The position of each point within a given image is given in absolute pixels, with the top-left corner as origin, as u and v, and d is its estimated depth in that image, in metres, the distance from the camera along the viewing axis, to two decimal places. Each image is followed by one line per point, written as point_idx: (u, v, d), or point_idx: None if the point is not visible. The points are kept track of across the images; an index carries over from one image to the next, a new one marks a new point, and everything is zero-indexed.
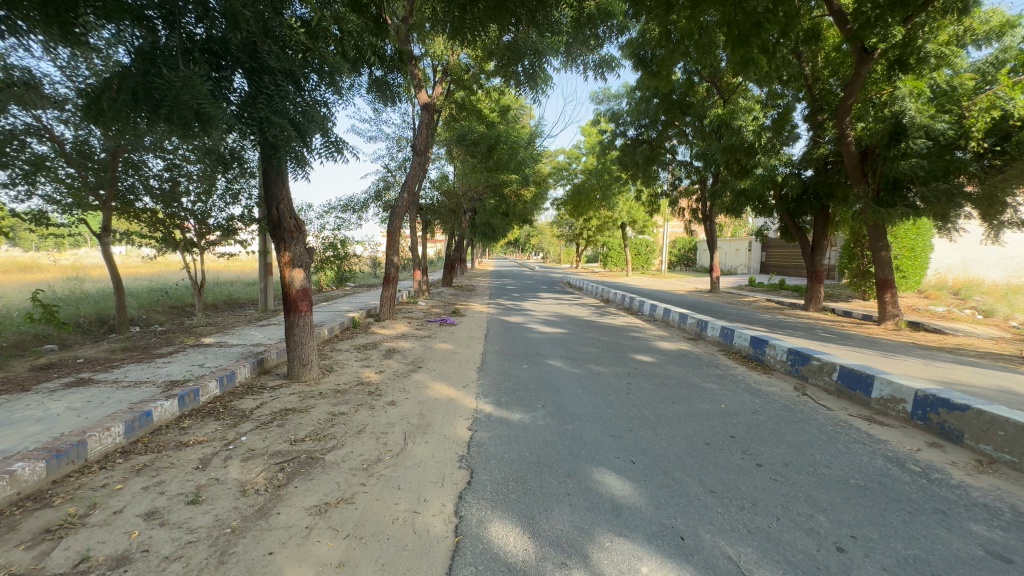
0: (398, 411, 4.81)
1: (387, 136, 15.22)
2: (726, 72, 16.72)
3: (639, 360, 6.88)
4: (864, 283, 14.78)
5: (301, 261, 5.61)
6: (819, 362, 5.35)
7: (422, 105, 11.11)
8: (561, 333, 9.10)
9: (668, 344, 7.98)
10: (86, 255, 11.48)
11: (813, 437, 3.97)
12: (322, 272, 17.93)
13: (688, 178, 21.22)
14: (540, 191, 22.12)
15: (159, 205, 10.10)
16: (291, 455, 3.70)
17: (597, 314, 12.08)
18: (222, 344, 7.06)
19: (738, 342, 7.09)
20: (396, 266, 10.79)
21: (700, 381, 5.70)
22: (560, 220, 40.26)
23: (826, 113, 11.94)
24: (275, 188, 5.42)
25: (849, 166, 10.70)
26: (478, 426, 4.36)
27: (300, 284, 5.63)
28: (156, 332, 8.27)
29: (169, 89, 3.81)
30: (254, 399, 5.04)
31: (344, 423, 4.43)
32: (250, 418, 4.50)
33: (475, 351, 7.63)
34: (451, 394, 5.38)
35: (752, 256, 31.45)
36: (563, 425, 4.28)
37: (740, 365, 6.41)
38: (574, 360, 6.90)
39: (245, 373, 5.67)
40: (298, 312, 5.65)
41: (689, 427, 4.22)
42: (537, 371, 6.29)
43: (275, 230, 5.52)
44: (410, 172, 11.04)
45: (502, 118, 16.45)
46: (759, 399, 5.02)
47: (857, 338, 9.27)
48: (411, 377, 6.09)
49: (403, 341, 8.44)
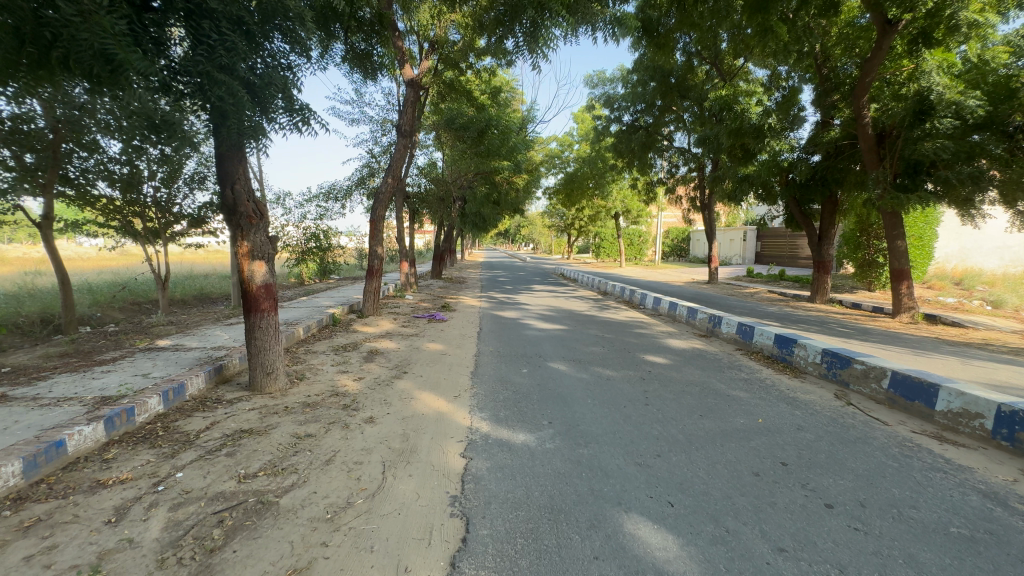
0: (377, 431, 4.02)
1: (370, 119, 14.25)
2: (727, 53, 16.03)
3: (651, 362, 6.16)
4: (871, 273, 14.24)
5: (262, 252, 4.76)
6: (864, 367, 4.66)
7: (407, 81, 10.16)
8: (561, 331, 8.36)
9: (678, 342, 7.25)
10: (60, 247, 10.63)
11: (881, 464, 3.27)
12: (304, 264, 16.98)
13: (685, 165, 20.54)
14: (532, 178, 21.25)
15: (119, 192, 9.22)
16: (235, 501, 2.90)
17: (597, 308, 11.35)
18: (178, 348, 6.19)
19: (759, 341, 6.40)
20: (381, 257, 9.91)
21: (726, 388, 4.99)
22: (552, 210, 39.47)
23: (836, 95, 11.41)
24: (228, 165, 4.56)
25: (864, 150, 10.06)
26: (474, 452, 3.59)
27: (261, 279, 4.79)
28: (107, 333, 7.36)
29: (65, 26, 2.92)
30: (203, 418, 4.21)
31: (310, 450, 3.63)
32: (195, 445, 3.68)
33: (467, 353, 6.84)
34: (441, 406, 4.60)
35: (747, 245, 31.02)
36: (577, 450, 3.52)
37: (766, 367, 5.72)
38: (579, 362, 6.16)
39: (197, 384, 4.83)
40: (260, 312, 4.82)
41: (729, 450, 3.51)
42: (538, 376, 5.55)
43: (230, 216, 4.67)
44: (394, 154, 10.12)
45: (493, 101, 15.56)
46: (800, 411, 4.31)
47: (877, 333, 8.64)
48: (395, 385, 5.30)
49: (387, 341, 7.63)
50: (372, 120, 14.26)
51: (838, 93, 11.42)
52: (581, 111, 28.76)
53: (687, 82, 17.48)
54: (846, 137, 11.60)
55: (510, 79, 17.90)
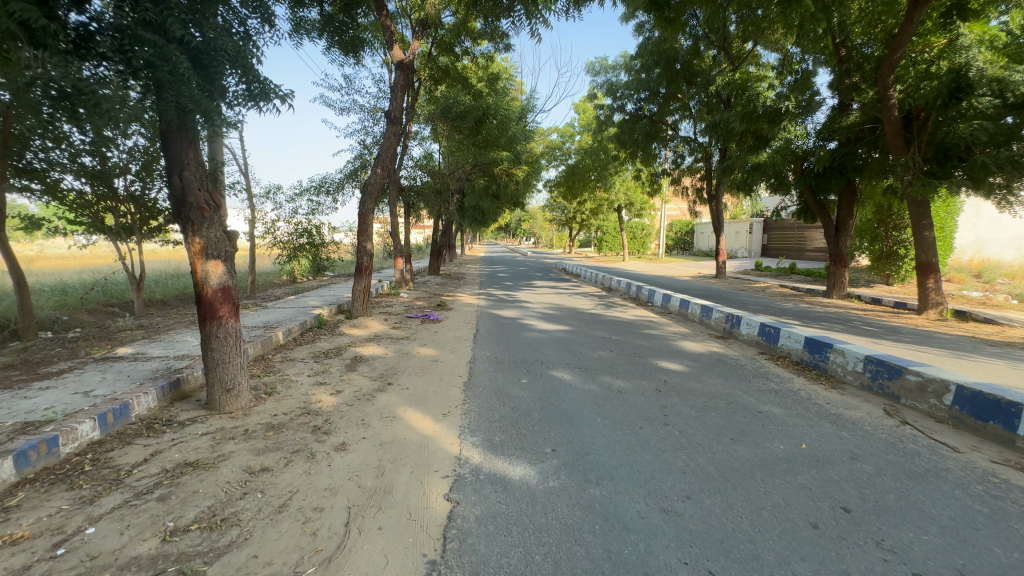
0: (348, 461, 3.38)
1: (360, 108, 13.58)
2: (736, 36, 15.26)
3: (666, 368, 5.51)
4: (890, 266, 13.55)
5: (218, 249, 4.10)
6: (919, 378, 4.01)
7: (395, 64, 9.45)
8: (564, 332, 7.70)
9: (694, 346, 6.58)
10: (53, 244, 10.17)
11: (969, 511, 2.62)
12: (296, 261, 16.34)
13: (691, 155, 19.80)
14: (533, 171, 20.52)
15: (88, 186, 8.51)
16: (151, 571, 2.25)
17: (602, 306, 10.69)
18: (138, 358, 5.53)
19: (786, 344, 5.73)
20: (371, 254, 9.26)
21: (756, 404, 4.32)
22: (553, 203, 38.62)
23: (856, 76, 10.69)
24: (176, 149, 3.92)
25: (890, 133, 9.28)
26: (461, 492, 2.94)
27: (218, 281, 4.13)
28: (67, 339, 6.71)
29: None
30: (143, 448, 3.56)
31: (262, 491, 2.98)
32: (125, 484, 3.04)
33: (461, 359, 6.18)
34: (426, 429, 3.94)
35: (754, 238, 30.24)
36: (587, 491, 2.88)
37: (797, 375, 5.06)
38: (585, 369, 5.50)
39: (146, 403, 4.18)
40: (217, 320, 4.16)
41: (776, 490, 2.85)
42: (540, 387, 4.92)
43: (178, 209, 4.00)
44: (384, 143, 9.42)
45: (491, 89, 14.89)
46: (848, 434, 3.65)
47: (908, 332, 7.95)
48: (376, 400, 4.64)
49: (374, 346, 6.98)
50: (362, 109, 13.58)
51: (856, 75, 10.75)
52: (582, 101, 27.98)
53: (693, 67, 16.73)
54: (868, 120, 10.88)
55: (509, 66, 17.21)
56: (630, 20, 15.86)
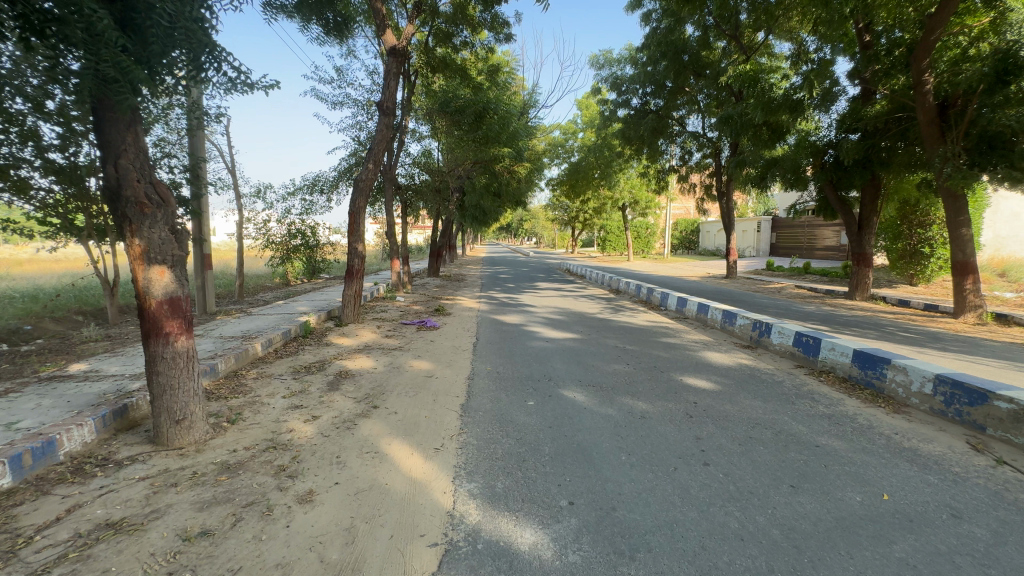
0: (313, 519, 2.68)
1: (354, 101, 12.94)
2: (747, 25, 14.58)
3: (694, 386, 4.80)
4: (914, 265, 12.82)
5: (163, 253, 3.42)
6: (1012, 406, 3.30)
7: (388, 50, 8.83)
8: (572, 341, 6.99)
9: (720, 357, 5.85)
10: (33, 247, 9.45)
11: None
12: (289, 263, 15.64)
13: (699, 151, 19.12)
14: (535, 168, 19.84)
15: (57, 186, 7.80)
16: None
17: (612, 310, 9.99)
18: (88, 377, 4.82)
19: (829, 357, 5.02)
20: (362, 255, 8.55)
21: (811, 435, 3.60)
22: (556, 201, 37.83)
23: (880, 65, 10.09)
24: (109, 132, 3.26)
25: (924, 123, 8.63)
26: (454, 571, 2.23)
27: (162, 292, 3.43)
28: (20, 352, 6.00)
29: None
30: (59, 501, 2.86)
31: (194, 568, 2.29)
32: (17, 561, 2.33)
33: (458, 374, 5.48)
34: (413, 470, 3.25)
35: (762, 237, 29.46)
36: (619, 572, 2.17)
37: (848, 396, 4.36)
38: (600, 388, 4.80)
39: (80, 438, 3.49)
40: (162, 338, 3.46)
41: (871, 571, 2.14)
42: (549, 411, 4.23)
43: (113, 204, 3.31)
44: (375, 137, 8.68)
45: (491, 81, 14.25)
46: (936, 478, 2.94)
47: (951, 338, 7.23)
48: (357, 429, 3.94)
49: (363, 358, 6.29)
50: (355, 103, 12.92)
51: (879, 63, 10.12)
52: (586, 97, 27.30)
53: (702, 59, 16.07)
54: (895, 108, 10.09)
55: (510, 59, 16.56)
56: (636, 9, 15.24)
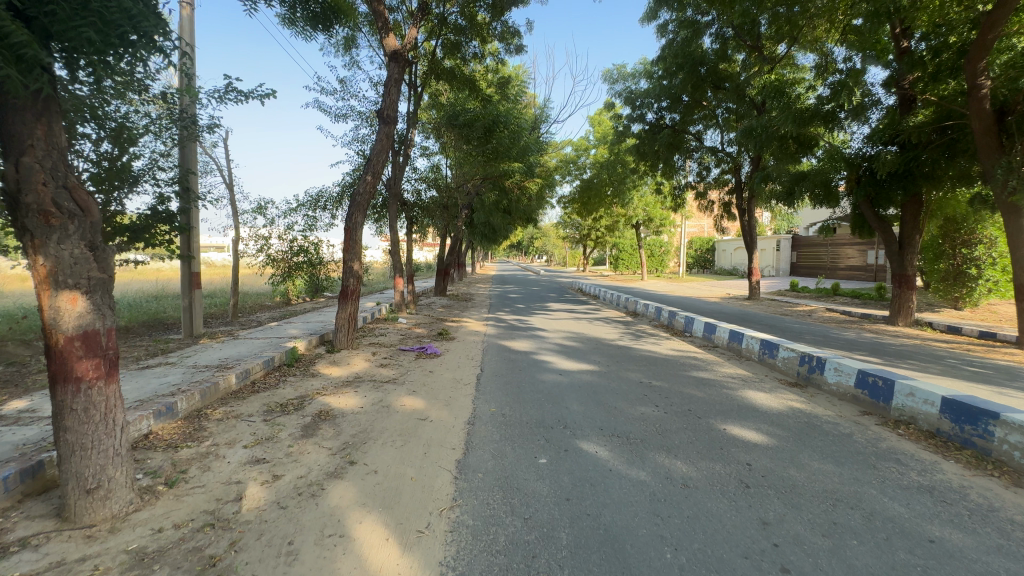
0: None
1: (357, 113, 12.37)
2: (768, 36, 13.89)
3: (743, 440, 3.90)
4: (957, 287, 11.83)
5: (76, 276, 2.68)
6: None
7: (390, 54, 8.25)
8: (589, 374, 6.13)
9: (766, 399, 4.97)
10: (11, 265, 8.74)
11: None
12: (290, 281, 15.03)
13: (717, 167, 18.36)
14: (546, 184, 19.23)
15: None
16: None
17: (631, 335, 9.13)
18: (19, 419, 4.07)
19: (908, 404, 4.11)
20: (357, 276, 7.82)
21: (916, 521, 2.69)
22: (567, 218, 37.16)
23: (919, 73, 9.40)
24: (11, 122, 2.59)
25: (979, 131, 7.80)
26: None
27: (74, 324, 2.66)
28: None
29: None
30: None
31: None
32: None
33: (456, 417, 4.65)
34: (383, 568, 2.41)
35: (781, 255, 28.47)
36: None
37: (944, 459, 3.46)
38: (627, 440, 3.93)
39: None
40: (71, 382, 2.70)
41: None
42: (566, 474, 3.37)
43: (14, 215, 2.63)
44: (374, 147, 8.01)
45: (502, 94, 13.73)
46: None
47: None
48: (323, 498, 3.12)
49: (349, 392, 5.50)
50: (359, 116, 12.43)
51: (923, 69, 9.28)
52: (598, 113, 26.80)
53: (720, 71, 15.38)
54: (940, 118, 9.27)
55: (521, 73, 16.08)
56: (652, 21, 14.67)
